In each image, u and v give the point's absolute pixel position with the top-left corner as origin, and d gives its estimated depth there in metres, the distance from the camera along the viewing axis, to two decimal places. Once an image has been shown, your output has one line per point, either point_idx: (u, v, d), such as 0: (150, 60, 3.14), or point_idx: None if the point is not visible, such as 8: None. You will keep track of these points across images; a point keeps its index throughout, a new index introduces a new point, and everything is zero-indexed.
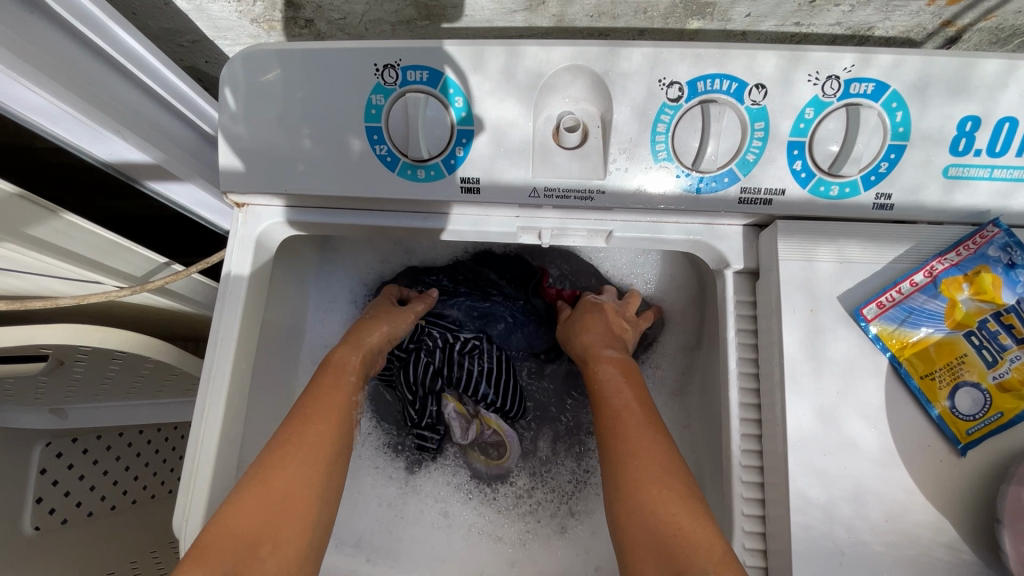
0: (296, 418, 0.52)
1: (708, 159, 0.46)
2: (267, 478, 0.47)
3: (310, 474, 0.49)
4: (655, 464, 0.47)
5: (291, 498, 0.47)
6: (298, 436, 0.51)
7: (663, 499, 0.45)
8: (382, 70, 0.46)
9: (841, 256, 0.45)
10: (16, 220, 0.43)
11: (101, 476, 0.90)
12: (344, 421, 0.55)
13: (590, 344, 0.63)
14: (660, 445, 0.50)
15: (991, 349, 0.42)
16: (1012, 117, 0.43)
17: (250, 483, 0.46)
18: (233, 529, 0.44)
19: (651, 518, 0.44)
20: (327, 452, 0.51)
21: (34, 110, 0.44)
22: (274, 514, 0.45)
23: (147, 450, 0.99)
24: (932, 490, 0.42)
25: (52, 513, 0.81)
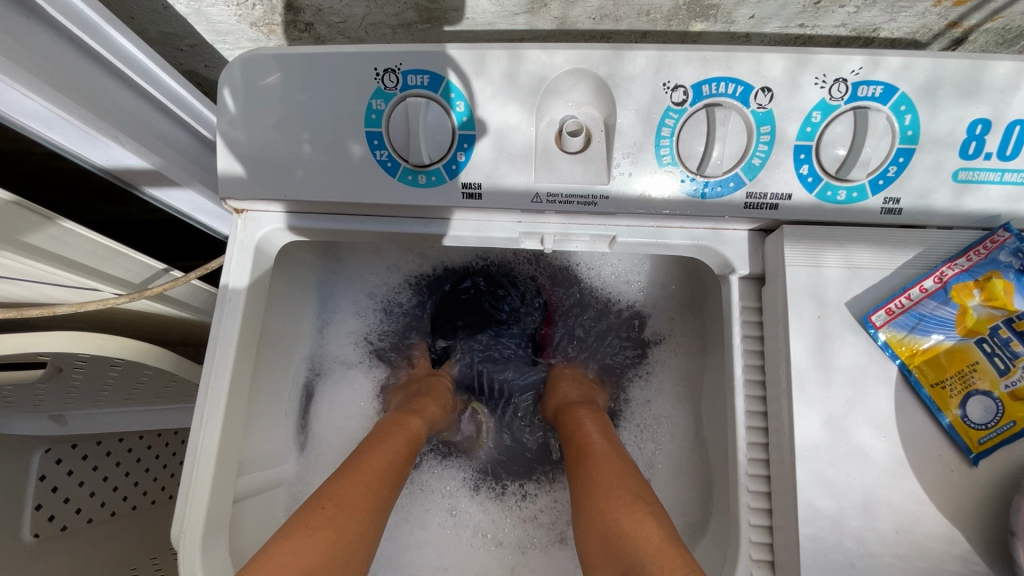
0: (364, 465, 0.54)
1: (713, 163, 0.45)
2: (339, 522, 0.48)
3: (370, 527, 0.50)
4: (611, 478, 0.51)
5: (351, 549, 0.47)
6: (368, 484, 0.52)
7: (612, 502, 0.48)
8: (383, 75, 0.46)
9: (849, 262, 0.45)
10: (12, 228, 0.43)
11: (100, 483, 0.90)
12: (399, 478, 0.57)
13: (566, 399, 0.70)
14: (616, 461, 0.53)
15: (1003, 356, 0.41)
16: (1022, 120, 0.43)
17: (320, 520, 0.47)
18: (291, 561, 0.43)
19: (604, 523, 0.47)
20: (384, 508, 0.52)
21: (31, 116, 0.43)
22: (333, 559, 0.45)
23: (147, 456, 0.99)
24: (943, 500, 0.41)
25: (51, 520, 0.82)
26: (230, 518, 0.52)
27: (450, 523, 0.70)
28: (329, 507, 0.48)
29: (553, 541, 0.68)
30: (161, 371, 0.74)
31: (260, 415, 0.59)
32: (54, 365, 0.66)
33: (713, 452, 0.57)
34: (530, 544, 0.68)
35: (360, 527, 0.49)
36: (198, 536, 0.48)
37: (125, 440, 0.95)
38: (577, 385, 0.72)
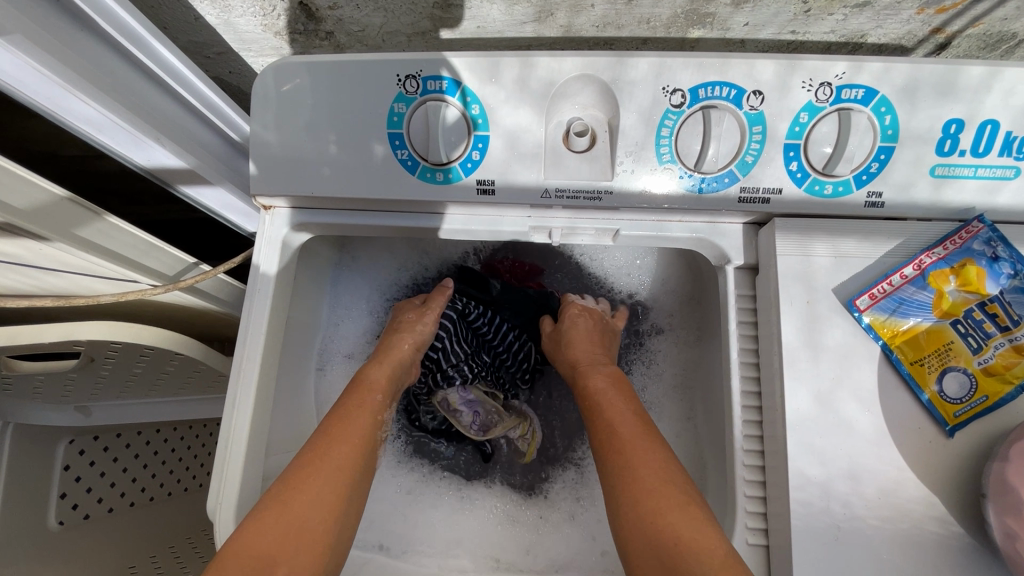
0: (316, 440, 0.54)
1: (709, 160, 0.49)
2: (289, 498, 0.48)
3: (325, 497, 0.50)
4: (655, 476, 0.50)
5: (307, 522, 0.48)
6: (320, 457, 0.52)
7: (661, 509, 0.47)
8: (404, 80, 0.50)
9: (836, 251, 0.48)
10: (64, 221, 0.46)
11: (121, 473, 0.93)
12: (362, 443, 0.55)
13: (578, 361, 0.68)
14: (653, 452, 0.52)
15: (976, 336, 0.45)
16: (993, 119, 0.46)
17: (270, 503, 0.48)
18: (252, 547, 0.45)
19: (651, 529, 0.46)
20: (340, 475, 0.52)
21: (84, 120, 0.47)
22: (287, 535, 0.46)
23: (165, 448, 1.02)
24: (921, 467, 0.45)
25: (75, 508, 0.86)
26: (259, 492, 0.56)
27: (466, 502, 0.72)
28: (281, 487, 0.49)
29: (567, 519, 0.70)
30: (186, 362, 0.78)
31: (284, 399, 0.62)
32: (87, 356, 0.70)
33: (712, 433, 0.60)
34: (544, 526, 0.69)
35: (311, 503, 0.49)
36: (232, 509, 0.52)
37: (144, 432, 0.98)
38: (589, 334, 0.70)
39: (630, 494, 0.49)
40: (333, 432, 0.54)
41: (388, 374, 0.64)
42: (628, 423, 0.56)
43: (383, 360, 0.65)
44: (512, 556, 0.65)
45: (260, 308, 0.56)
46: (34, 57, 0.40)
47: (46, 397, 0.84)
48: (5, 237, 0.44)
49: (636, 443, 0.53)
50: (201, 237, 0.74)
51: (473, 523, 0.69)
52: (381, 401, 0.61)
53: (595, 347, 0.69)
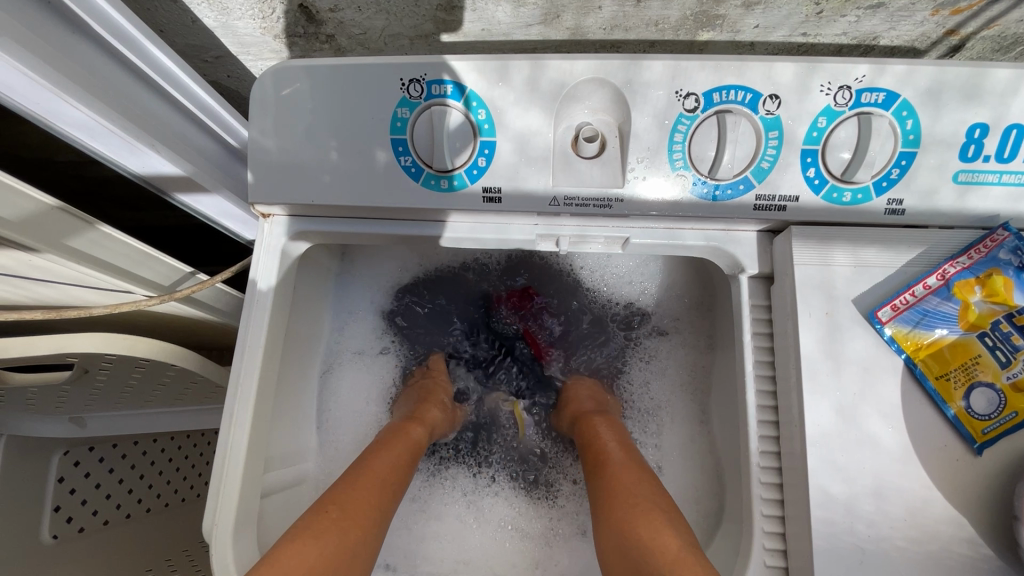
0: (363, 470, 0.56)
1: (724, 167, 0.47)
2: (343, 522, 0.49)
3: (372, 530, 0.51)
4: (629, 487, 0.53)
5: (353, 550, 0.49)
6: (370, 488, 0.54)
7: (627, 513, 0.50)
8: (408, 84, 0.48)
9: (857, 260, 0.47)
10: (56, 232, 0.44)
11: (116, 485, 0.91)
12: (400, 484, 0.58)
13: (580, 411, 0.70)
14: (633, 471, 0.56)
15: (1005, 349, 0.43)
16: (1019, 124, 0.45)
17: (326, 523, 0.49)
18: (298, 557, 0.45)
19: (619, 532, 0.49)
20: (384, 511, 0.54)
21: (75, 125, 0.45)
22: (337, 556, 0.47)
23: (162, 459, 1.00)
24: (948, 486, 0.43)
25: (69, 521, 0.84)
26: (258, 511, 0.54)
27: (472, 515, 0.70)
28: (334, 509, 0.50)
29: (577, 531, 0.68)
30: (184, 372, 0.76)
31: (283, 413, 0.61)
32: (81, 367, 0.68)
33: (725, 447, 0.58)
34: (554, 536, 0.68)
35: (360, 531, 0.50)
36: (230, 531, 0.50)
37: (140, 443, 0.96)
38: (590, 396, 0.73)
39: (607, 506, 0.53)
40: (374, 464, 0.57)
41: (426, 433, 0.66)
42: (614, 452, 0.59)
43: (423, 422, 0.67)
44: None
45: (259, 313, 0.54)
46: (21, 59, 0.38)
47: (40, 408, 0.82)
48: None
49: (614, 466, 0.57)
50: (198, 245, 0.73)
51: (478, 538, 0.67)
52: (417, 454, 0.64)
53: (597, 405, 0.71)
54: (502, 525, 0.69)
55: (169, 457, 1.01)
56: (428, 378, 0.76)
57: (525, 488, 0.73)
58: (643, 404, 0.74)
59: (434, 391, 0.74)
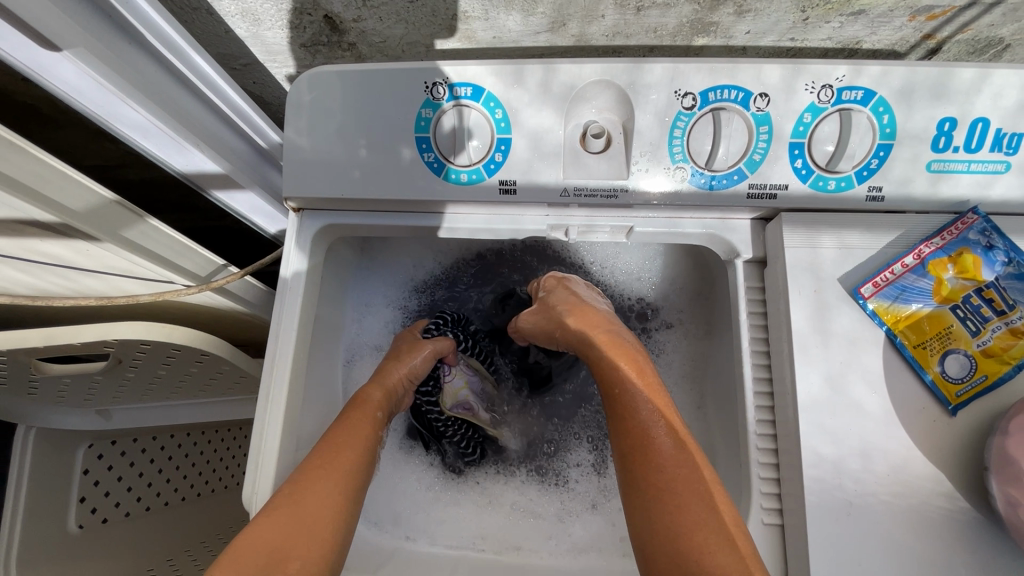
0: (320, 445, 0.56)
1: (719, 159, 0.52)
2: (298, 496, 0.50)
3: (333, 498, 0.52)
4: (694, 497, 0.48)
5: (316, 519, 0.50)
6: (326, 458, 0.55)
7: (704, 541, 0.46)
8: (431, 87, 0.53)
9: (841, 243, 0.52)
10: (112, 223, 0.49)
11: (138, 478, 0.95)
12: (365, 450, 0.59)
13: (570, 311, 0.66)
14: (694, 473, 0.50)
15: (974, 320, 0.48)
16: (984, 118, 0.49)
17: (279, 501, 0.50)
18: (259, 542, 0.47)
19: (690, 563, 0.45)
20: (348, 480, 0.55)
21: (131, 125, 0.50)
22: (297, 529, 0.49)
23: (179, 454, 1.03)
24: (926, 445, 0.47)
25: (94, 512, 0.88)
26: None
27: (487, 498, 0.74)
28: (288, 485, 0.51)
29: (587, 507, 0.72)
30: (211, 363, 0.80)
31: (312, 396, 0.65)
32: (115, 358, 0.72)
33: (724, 421, 0.63)
34: (567, 514, 0.71)
35: (317, 501, 0.51)
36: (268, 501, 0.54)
37: (159, 438, 1.00)
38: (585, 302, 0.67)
39: (665, 521, 0.48)
40: (339, 437, 0.58)
41: (386, 394, 0.66)
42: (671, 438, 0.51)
43: (384, 382, 0.67)
44: (535, 544, 0.66)
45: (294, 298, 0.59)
46: (95, 70, 0.43)
47: (70, 399, 0.86)
48: (61, 238, 0.47)
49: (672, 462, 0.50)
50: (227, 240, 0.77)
51: (493, 512, 0.71)
52: (380, 416, 0.64)
53: (598, 311, 0.65)
54: (514, 503, 0.73)
55: (188, 451, 1.05)
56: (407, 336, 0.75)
57: (537, 473, 0.77)
58: None
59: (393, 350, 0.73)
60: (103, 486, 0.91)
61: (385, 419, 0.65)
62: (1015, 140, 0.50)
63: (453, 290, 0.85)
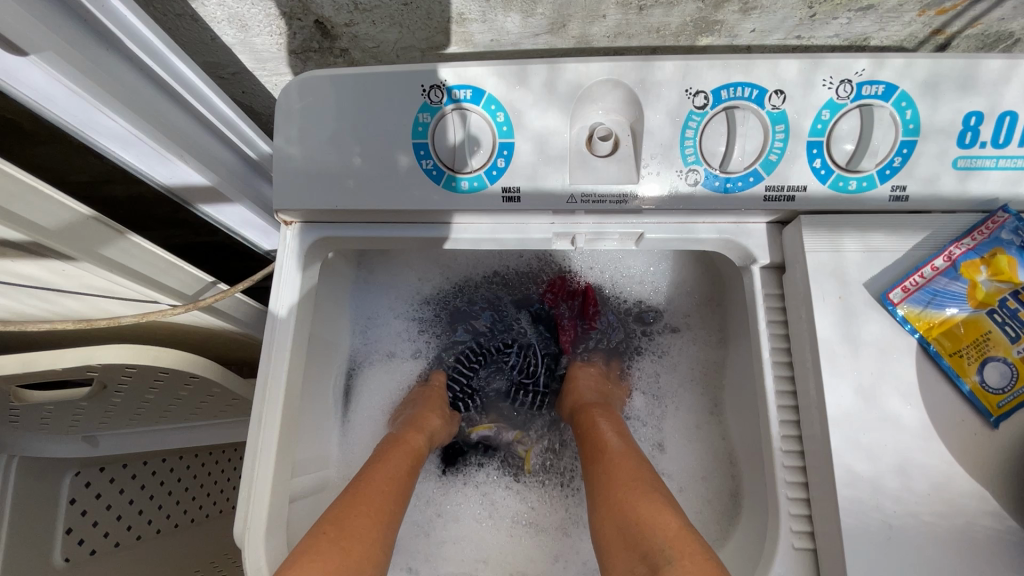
0: (359, 490, 0.55)
1: (734, 160, 0.49)
2: (345, 546, 0.48)
3: (374, 551, 0.50)
4: (627, 470, 0.55)
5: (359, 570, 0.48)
6: (367, 505, 0.53)
7: (630, 496, 0.51)
8: (429, 90, 0.50)
9: (867, 246, 0.49)
10: (89, 240, 0.45)
11: (127, 506, 0.90)
12: (403, 496, 0.58)
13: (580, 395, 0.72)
14: (630, 458, 0.57)
15: (1013, 326, 0.45)
16: (1012, 111, 0.47)
17: (327, 548, 0.47)
18: None
19: (619, 516, 0.50)
20: (387, 529, 0.53)
21: (110, 135, 0.47)
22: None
23: (169, 480, 0.98)
24: (967, 460, 0.44)
25: (81, 544, 0.82)
26: (286, 515, 0.55)
27: (488, 513, 0.72)
28: (333, 532, 0.49)
29: None
30: (203, 384, 0.77)
31: (307, 418, 0.62)
32: (99, 382, 0.69)
33: (742, 437, 0.60)
34: (573, 527, 0.69)
35: (358, 550, 0.49)
36: (262, 532, 0.51)
37: (149, 463, 0.95)
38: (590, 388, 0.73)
39: (617, 513, 0.50)
40: (378, 482, 0.57)
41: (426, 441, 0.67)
42: (619, 453, 0.58)
43: (419, 428, 0.68)
44: (543, 568, 0.65)
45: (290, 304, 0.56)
46: (64, 74, 0.40)
47: (53, 425, 0.81)
48: (37, 258, 0.44)
49: (617, 468, 0.55)
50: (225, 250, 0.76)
51: (496, 529, 0.70)
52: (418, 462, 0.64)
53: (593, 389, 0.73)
54: (515, 519, 0.71)
55: (178, 477, 1.01)
56: (429, 385, 0.78)
57: (545, 486, 0.74)
58: (651, 393, 0.76)
59: (432, 398, 0.76)
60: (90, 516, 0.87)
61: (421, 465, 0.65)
62: None
63: (458, 301, 0.82)
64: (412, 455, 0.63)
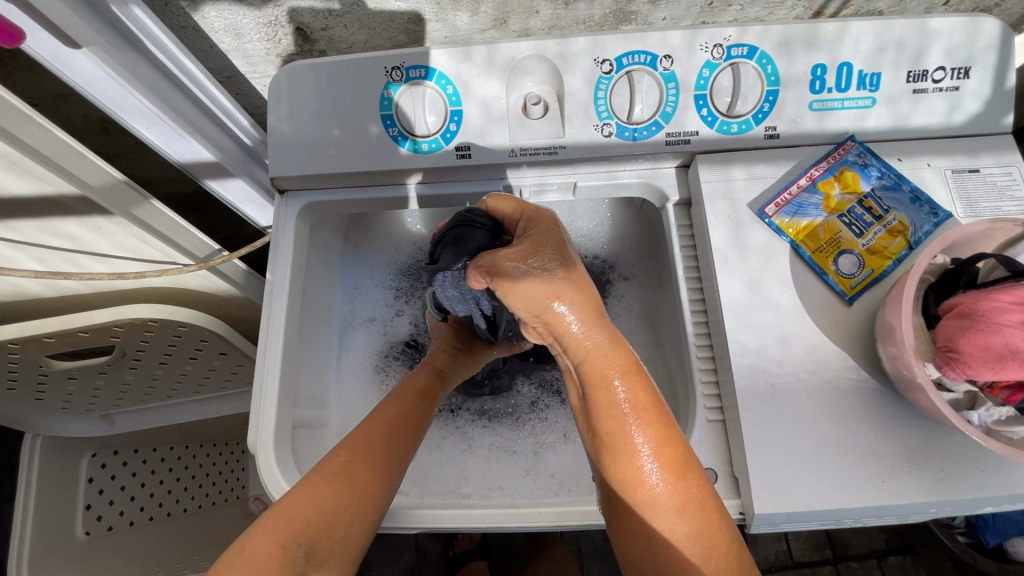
0: (375, 419, 0.57)
1: (638, 114, 0.62)
2: (355, 469, 0.52)
3: (384, 475, 0.53)
4: (694, 530, 0.44)
5: (369, 491, 0.51)
6: (380, 432, 0.56)
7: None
8: (391, 71, 0.62)
9: (750, 174, 0.61)
10: (121, 201, 0.56)
11: (139, 489, 0.98)
12: (418, 426, 0.60)
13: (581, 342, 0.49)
14: (696, 501, 0.45)
15: (858, 226, 0.57)
16: (848, 62, 0.60)
17: (338, 468, 0.51)
18: (312, 502, 0.48)
19: None
20: (400, 459, 0.56)
21: (138, 117, 0.59)
22: (352, 502, 0.50)
23: (179, 467, 1.05)
24: (832, 331, 0.55)
25: (99, 520, 0.91)
26: (291, 436, 0.65)
27: (465, 444, 0.78)
28: (348, 455, 0.53)
29: (559, 438, 0.77)
30: (214, 349, 0.85)
31: (306, 361, 0.72)
32: (119, 350, 0.77)
33: (674, 351, 0.71)
34: (541, 450, 0.77)
35: (371, 481, 0.52)
36: (271, 443, 0.61)
37: (159, 450, 1.02)
38: (582, 320, 0.48)
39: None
40: (395, 411, 0.59)
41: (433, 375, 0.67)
42: (686, 490, 0.45)
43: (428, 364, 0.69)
44: (515, 484, 0.72)
45: (284, 260, 0.67)
46: (108, 64, 0.51)
47: (73, 406, 0.87)
48: (79, 214, 0.57)
49: (696, 527, 0.44)
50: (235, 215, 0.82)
51: (473, 455, 0.77)
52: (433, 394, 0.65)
53: (599, 322, 0.49)
54: (492, 447, 0.77)
55: (188, 463, 1.07)
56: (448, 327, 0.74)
57: (515, 424, 0.80)
58: None
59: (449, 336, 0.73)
60: (108, 494, 0.94)
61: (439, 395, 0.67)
62: (876, 78, 0.60)
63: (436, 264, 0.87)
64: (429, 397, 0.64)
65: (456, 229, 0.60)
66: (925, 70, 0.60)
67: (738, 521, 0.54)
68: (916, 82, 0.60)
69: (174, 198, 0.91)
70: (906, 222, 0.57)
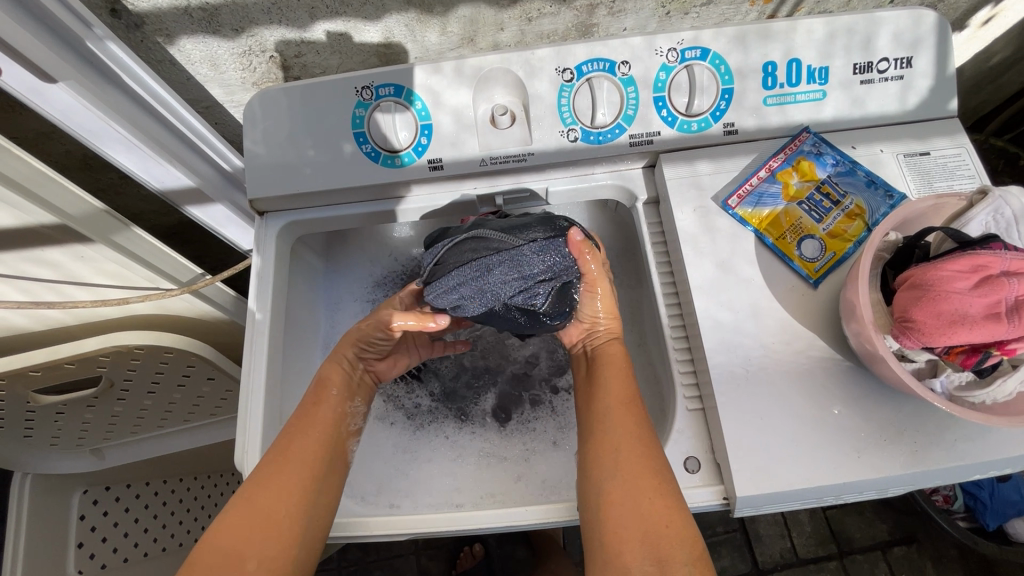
0: (280, 446, 0.59)
1: (601, 118, 0.64)
2: (253, 501, 0.55)
3: (289, 494, 0.56)
4: (643, 469, 0.53)
5: (276, 518, 0.55)
6: (283, 455, 0.58)
7: (651, 498, 0.51)
8: (361, 90, 0.64)
9: (713, 169, 0.63)
10: (99, 228, 0.58)
11: (133, 524, 0.96)
12: (330, 437, 0.62)
13: (600, 341, 0.68)
14: (640, 441, 0.55)
15: (817, 211, 0.60)
16: (797, 58, 0.62)
17: (239, 505, 0.55)
18: (219, 545, 0.53)
19: (635, 517, 0.51)
20: (310, 475, 0.58)
21: (112, 144, 0.60)
22: (251, 543, 0.53)
23: (172, 500, 1.02)
24: (799, 313, 0.57)
25: (92, 558, 0.89)
26: None
27: (454, 455, 0.76)
28: (248, 490, 0.56)
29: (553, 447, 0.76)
30: (202, 374, 0.85)
31: (291, 379, 0.72)
32: (106, 381, 0.77)
33: (656, 346, 0.72)
34: (531, 454, 0.75)
35: (268, 517, 0.55)
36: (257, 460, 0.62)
37: (152, 483, 1.00)
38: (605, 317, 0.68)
39: (620, 505, 0.52)
40: (296, 428, 0.61)
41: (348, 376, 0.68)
42: (640, 443, 0.55)
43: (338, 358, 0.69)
44: (506, 489, 0.71)
45: (263, 280, 0.68)
46: (84, 97, 0.53)
47: (62, 444, 0.86)
48: (60, 242, 0.59)
49: (642, 467, 0.53)
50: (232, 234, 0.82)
51: (463, 466, 0.75)
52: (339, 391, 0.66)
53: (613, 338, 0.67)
54: (481, 454, 0.76)
55: (179, 497, 1.04)
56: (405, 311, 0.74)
57: (502, 428, 0.78)
58: None
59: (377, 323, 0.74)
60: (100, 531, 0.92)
61: (350, 394, 0.67)
62: (824, 72, 0.63)
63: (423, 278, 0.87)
64: (335, 418, 0.64)
65: (481, 231, 0.63)
66: (870, 61, 0.63)
67: (723, 506, 0.55)
68: (862, 73, 0.63)
69: (156, 228, 0.92)
70: (862, 205, 0.60)
